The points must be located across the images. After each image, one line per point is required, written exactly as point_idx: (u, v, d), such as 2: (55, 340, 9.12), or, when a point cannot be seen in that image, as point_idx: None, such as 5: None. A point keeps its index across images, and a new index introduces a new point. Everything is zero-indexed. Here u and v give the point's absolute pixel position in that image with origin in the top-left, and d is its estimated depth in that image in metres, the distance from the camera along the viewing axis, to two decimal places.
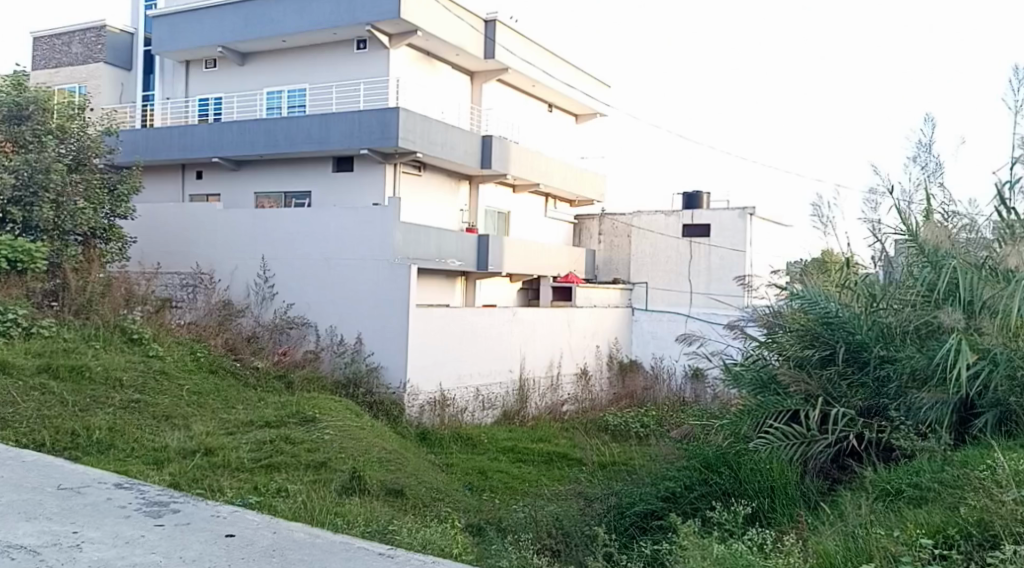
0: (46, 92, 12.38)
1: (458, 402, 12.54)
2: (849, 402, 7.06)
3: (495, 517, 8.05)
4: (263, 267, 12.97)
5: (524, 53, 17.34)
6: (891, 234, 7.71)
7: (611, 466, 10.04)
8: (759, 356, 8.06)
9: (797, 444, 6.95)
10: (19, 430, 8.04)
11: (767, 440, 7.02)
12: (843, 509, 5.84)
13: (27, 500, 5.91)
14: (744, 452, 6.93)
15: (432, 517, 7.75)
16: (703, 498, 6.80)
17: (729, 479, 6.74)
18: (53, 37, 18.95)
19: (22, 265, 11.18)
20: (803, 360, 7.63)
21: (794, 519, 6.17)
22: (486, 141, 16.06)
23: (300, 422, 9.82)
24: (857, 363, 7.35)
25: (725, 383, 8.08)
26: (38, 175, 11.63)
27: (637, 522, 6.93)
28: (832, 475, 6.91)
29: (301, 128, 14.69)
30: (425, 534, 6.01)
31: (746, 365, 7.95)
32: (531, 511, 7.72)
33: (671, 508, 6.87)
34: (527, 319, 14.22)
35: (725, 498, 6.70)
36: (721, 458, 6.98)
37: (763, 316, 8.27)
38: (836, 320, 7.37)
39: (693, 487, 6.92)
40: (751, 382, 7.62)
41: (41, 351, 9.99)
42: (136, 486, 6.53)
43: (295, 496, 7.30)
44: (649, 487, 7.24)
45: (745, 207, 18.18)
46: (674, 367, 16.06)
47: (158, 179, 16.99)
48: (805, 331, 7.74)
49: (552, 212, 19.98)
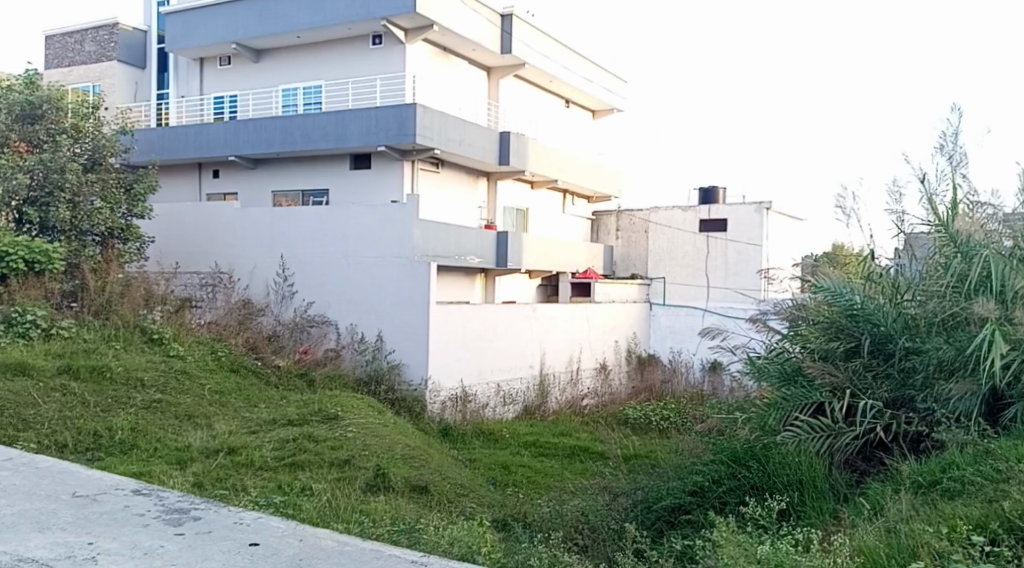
0: (59, 91, 12.37)
1: (479, 398, 12.57)
2: (875, 393, 7.00)
3: (521, 512, 8.05)
4: (282, 266, 12.98)
5: (540, 47, 17.30)
6: (917, 225, 7.73)
7: (633, 460, 10.12)
8: (783, 349, 8.00)
9: (825, 436, 6.85)
10: (42, 430, 8.07)
11: (794, 432, 6.90)
12: (877, 503, 5.86)
13: (41, 510, 5.55)
14: (773, 446, 6.83)
15: (458, 514, 7.74)
16: (732, 492, 6.72)
17: (758, 473, 6.67)
18: (66, 36, 18.95)
19: (40, 265, 11.13)
20: (829, 353, 7.46)
21: (825, 512, 6.21)
22: (504, 137, 16.01)
23: (323, 420, 9.84)
24: (882, 355, 7.33)
25: (747, 376, 8.07)
26: (53, 175, 11.68)
27: (664, 516, 6.91)
28: (856, 466, 6.91)
29: (318, 125, 14.68)
30: (453, 531, 5.97)
31: (769, 358, 7.92)
32: (555, 506, 7.71)
33: (698, 504, 6.80)
34: (546, 314, 14.23)
35: (755, 493, 6.62)
36: (749, 452, 6.87)
37: (787, 311, 8.19)
38: (863, 313, 7.33)
39: (721, 481, 6.81)
40: (777, 375, 7.61)
41: (60, 352, 10.01)
42: (155, 492, 6.10)
43: (320, 495, 7.31)
44: (676, 481, 7.14)
45: (761, 201, 18.12)
46: (692, 360, 16.07)
47: (174, 178, 17.02)
48: (829, 324, 7.60)
49: (570, 208, 19.97)
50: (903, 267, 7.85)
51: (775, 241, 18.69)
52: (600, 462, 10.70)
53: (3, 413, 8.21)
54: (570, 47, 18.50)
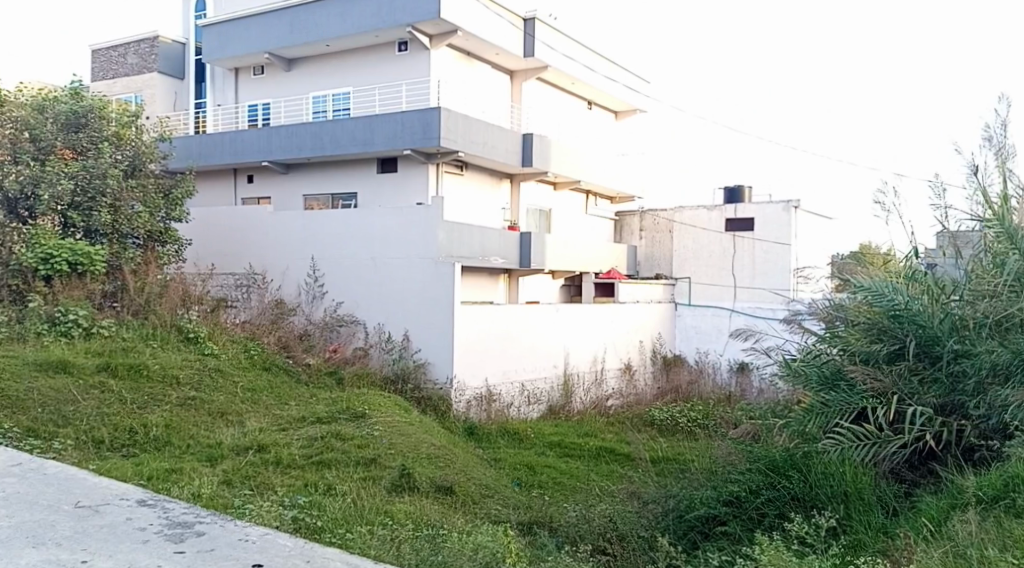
0: (102, 101, 12.88)
1: (504, 398, 12.72)
2: (922, 399, 6.52)
3: (547, 514, 7.71)
4: (312, 267, 13.35)
5: (563, 48, 17.42)
6: (965, 219, 7.57)
7: (665, 463, 9.62)
8: (821, 351, 7.44)
9: (871, 444, 6.41)
10: (80, 427, 8.44)
11: (836, 440, 6.47)
12: (932, 519, 5.48)
13: (40, 522, 5.48)
14: (813, 454, 6.45)
15: (481, 518, 7.50)
16: (771, 502, 6.28)
17: (798, 483, 6.25)
18: (110, 49, 19.66)
19: (83, 267, 11.50)
20: (871, 356, 7.00)
21: (876, 532, 5.66)
22: (528, 139, 16.18)
23: (351, 419, 10.01)
24: (929, 358, 6.83)
25: (782, 378, 7.56)
26: (95, 181, 12.11)
27: (698, 526, 6.52)
28: (904, 476, 6.40)
29: (347, 131, 15.01)
30: (478, 539, 5.90)
31: (805, 360, 7.39)
32: (585, 509, 7.22)
33: (735, 515, 6.38)
34: (570, 315, 14.33)
35: (797, 505, 6.20)
36: (788, 461, 6.45)
37: (824, 310, 7.84)
38: (909, 313, 6.78)
39: (759, 491, 6.37)
40: (817, 379, 7.03)
41: (100, 351, 10.39)
42: (161, 503, 5.97)
43: (343, 495, 7.30)
44: (711, 489, 6.74)
45: (789, 199, 17.92)
46: (719, 362, 16.12)
47: (211, 184, 17.55)
48: (871, 325, 7.15)
49: (594, 209, 20.07)
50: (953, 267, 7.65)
51: (803, 239, 18.51)
52: (626, 464, 10.46)
53: (43, 409, 8.58)
54: (595, 49, 18.62)
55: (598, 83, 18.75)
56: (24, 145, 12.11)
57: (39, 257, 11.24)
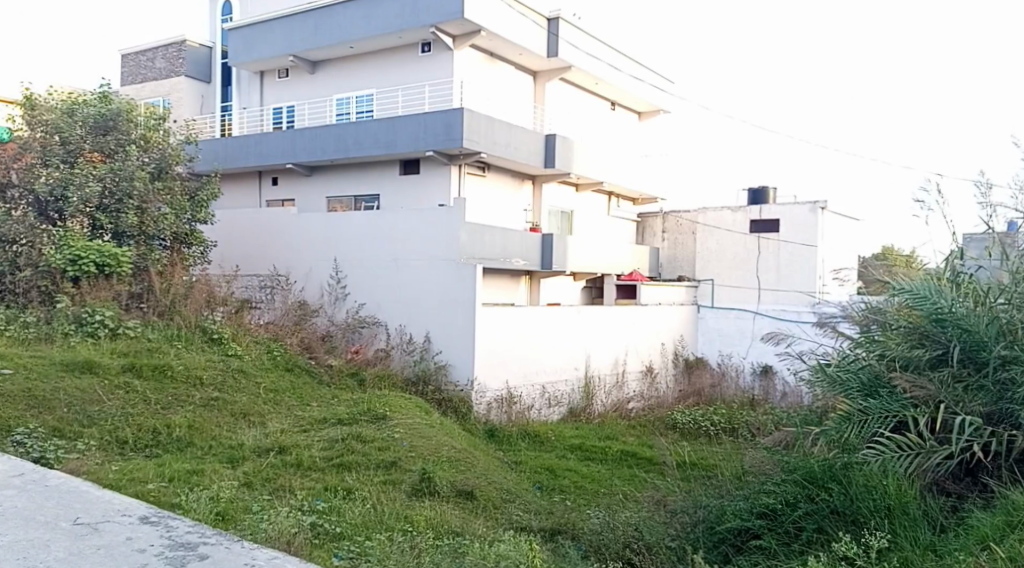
0: (130, 104, 13.01)
1: (525, 400, 12.68)
2: (969, 407, 5.96)
3: (569, 521, 7.44)
4: (335, 269, 13.39)
5: (587, 47, 17.33)
6: (1009, 214, 7.19)
7: (692, 468, 9.36)
8: (856, 355, 6.93)
9: (914, 455, 5.85)
10: (105, 427, 8.51)
11: (878, 450, 5.91)
12: (987, 538, 4.94)
13: (35, 541, 5.48)
14: (854, 465, 5.64)
15: (504, 525, 7.24)
16: (809, 516, 5.45)
17: (839, 496, 5.40)
18: (138, 53, 19.91)
19: (110, 268, 11.58)
20: (910, 362, 6.45)
21: (928, 552, 5.00)
22: (550, 140, 16.13)
23: (372, 420, 9.86)
24: (975, 365, 6.26)
25: (814, 383, 7.02)
26: (122, 183, 12.22)
27: (729, 539, 5.68)
28: (949, 490, 5.84)
29: (370, 132, 15.07)
30: (499, 550, 5.76)
31: (839, 365, 6.87)
32: (606, 517, 6.95)
33: (770, 529, 5.52)
34: (591, 317, 14.25)
35: (839, 521, 5.36)
36: (828, 472, 5.60)
37: (859, 314, 7.37)
38: (953, 318, 6.25)
39: (796, 504, 5.53)
40: (858, 386, 6.51)
41: (125, 351, 10.47)
42: (164, 520, 5.95)
43: (363, 500, 7.14)
44: (743, 496, 5.88)
45: (816, 200, 17.66)
46: (742, 366, 16.08)
47: (236, 186, 17.71)
48: (912, 329, 6.61)
49: (616, 210, 19.97)
50: (993, 269, 7.17)
51: (830, 241, 18.26)
52: (649, 468, 10.19)
53: (69, 410, 8.66)
54: (619, 48, 18.52)
55: (622, 83, 18.65)
56: (53, 148, 12.22)
57: (67, 258, 11.34)
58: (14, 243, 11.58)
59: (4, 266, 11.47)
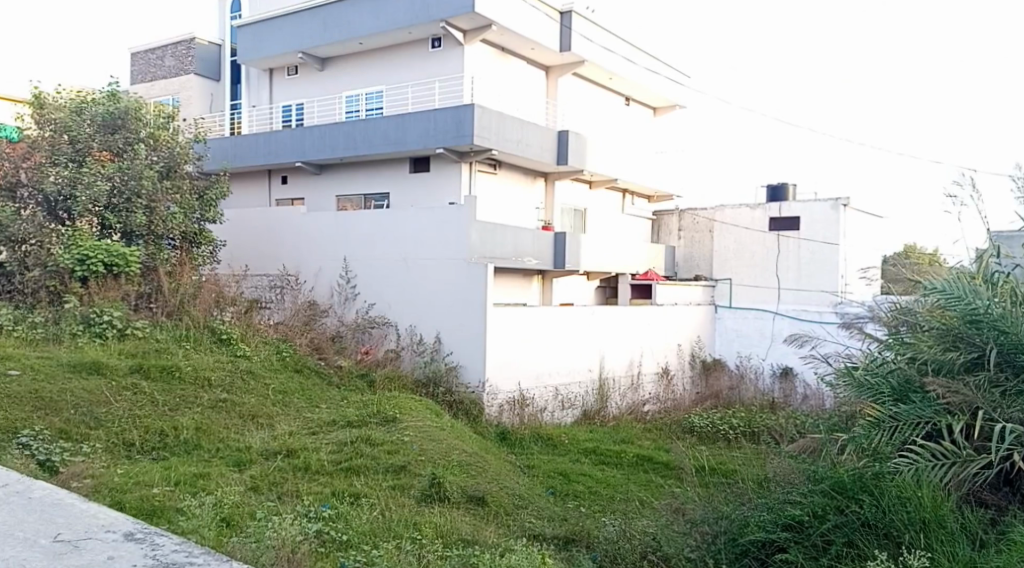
0: (137, 102, 12.82)
1: (537, 402, 12.44)
2: (1007, 413, 5.69)
3: (583, 528, 7.21)
4: (345, 268, 13.21)
5: (601, 41, 17.06)
6: None
7: (713, 474, 9.08)
8: (884, 358, 6.71)
9: (949, 464, 5.64)
10: (111, 429, 8.32)
11: (910, 459, 5.69)
12: None
13: (11, 562, 4.98)
14: (885, 475, 5.45)
15: (516, 533, 7.01)
16: (838, 529, 5.18)
17: (870, 508, 5.17)
18: (148, 52, 19.82)
19: (118, 268, 11.39)
20: (943, 365, 6.20)
21: None
22: (563, 136, 15.90)
23: (382, 422, 9.64)
24: (1013, 368, 5.98)
25: (840, 386, 6.83)
26: (131, 182, 12.00)
27: (753, 552, 5.42)
28: (987, 501, 5.58)
29: (380, 130, 14.88)
30: (512, 561, 5.53)
31: (866, 368, 6.65)
32: (623, 525, 6.72)
33: (797, 542, 5.26)
34: (606, 317, 14.00)
35: (870, 535, 5.12)
36: (857, 483, 5.37)
37: (889, 315, 7.14)
38: (989, 318, 5.99)
39: (825, 517, 5.27)
40: (889, 391, 6.28)
41: (133, 352, 10.28)
42: (150, 537, 5.34)
43: (371, 506, 6.91)
44: (767, 506, 5.62)
45: (838, 197, 17.31)
46: (761, 368, 15.80)
47: (246, 185, 17.58)
48: (945, 331, 6.34)
49: (630, 208, 19.71)
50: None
51: (852, 239, 17.92)
52: (666, 473, 9.92)
53: (76, 411, 8.45)
54: (635, 42, 18.25)
55: (637, 78, 18.39)
56: (62, 147, 12.07)
57: (76, 258, 11.15)
58: (23, 242, 11.45)
59: (14, 265, 11.41)
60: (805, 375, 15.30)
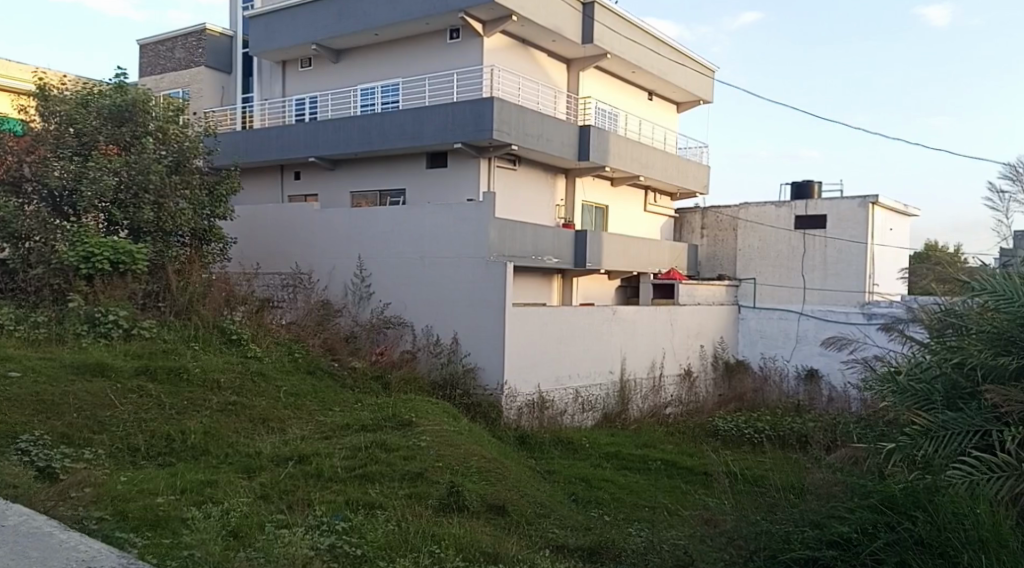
0: (146, 95, 12.54)
1: (557, 405, 12.10)
2: None
3: (609, 539, 6.85)
4: (359, 267, 12.90)
5: (623, 32, 16.64)
6: None
7: (745, 481, 8.69)
8: (924, 359, 6.46)
9: (1005, 477, 5.28)
10: (116, 434, 8.03)
11: (964, 471, 5.36)
12: None
13: None
14: (939, 489, 5.06)
15: (539, 544, 6.67)
16: (890, 548, 4.80)
17: (925, 526, 4.77)
18: (158, 44, 19.59)
19: (124, 266, 11.10)
20: (994, 371, 5.77)
21: None
22: (585, 132, 15.54)
23: (396, 426, 9.30)
24: None
25: (880, 392, 6.57)
26: (138, 176, 11.70)
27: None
28: None
29: (395, 124, 14.58)
30: None
31: (911, 372, 6.40)
32: (652, 536, 6.41)
33: (844, 561, 4.89)
34: (627, 318, 13.66)
35: (924, 554, 4.71)
36: (910, 498, 4.99)
37: (933, 317, 6.73)
38: None
39: (876, 534, 4.90)
40: (941, 398, 6.00)
41: (139, 352, 9.98)
42: None
43: (386, 518, 6.55)
44: (810, 522, 5.25)
45: (867, 195, 16.90)
46: (785, 369, 15.50)
47: (259, 181, 17.34)
48: (998, 333, 5.91)
49: (652, 205, 19.36)
50: None
51: (880, 238, 17.51)
52: (693, 479, 9.52)
53: (79, 415, 8.15)
54: (657, 34, 17.85)
55: (658, 70, 17.99)
56: (67, 141, 11.81)
57: (81, 256, 10.87)
58: (27, 239, 11.26)
59: (18, 263, 11.19)
60: (832, 377, 14.97)
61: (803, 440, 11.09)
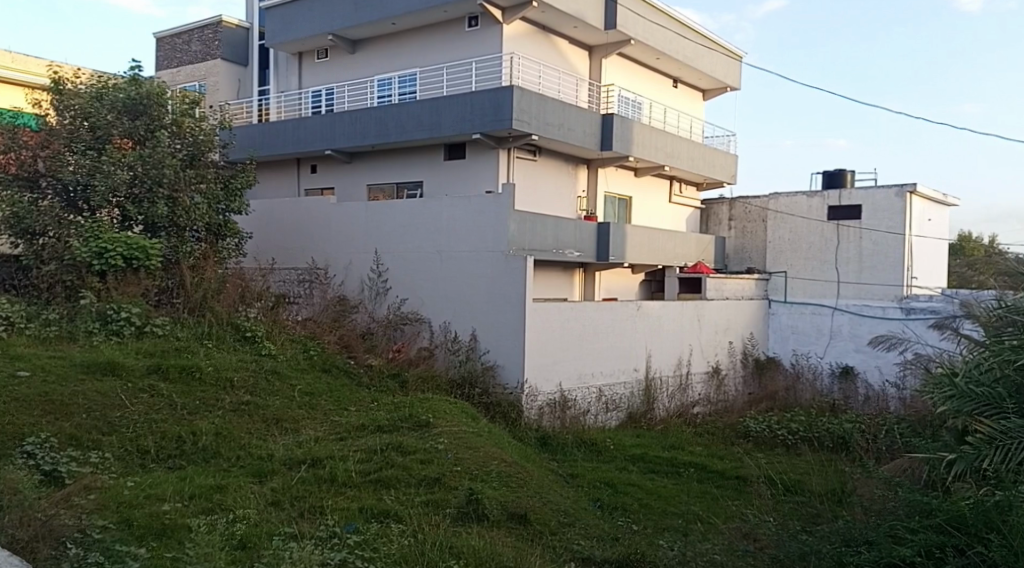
0: (160, 87, 12.25)
1: (580, 404, 11.72)
2: None
3: (639, 550, 6.50)
4: (375, 262, 12.57)
5: (648, 17, 16.18)
6: None
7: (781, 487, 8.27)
8: (982, 359, 6.07)
9: None
10: (126, 435, 7.74)
11: None
12: None
13: None
14: (1013, 507, 4.65)
15: (563, 557, 6.29)
16: None
17: (1000, 550, 4.34)
18: (174, 36, 19.37)
19: (138, 262, 10.83)
20: None
21: None
22: (608, 121, 15.12)
23: (414, 428, 8.95)
24: None
25: (939, 399, 6.20)
26: (152, 170, 11.40)
27: None
28: None
29: (412, 115, 14.22)
30: None
31: (967, 373, 6.01)
32: (684, 548, 6.05)
33: None
34: (653, 313, 13.24)
35: None
36: (982, 518, 4.61)
37: (991, 315, 6.28)
38: None
39: (945, 560, 4.50)
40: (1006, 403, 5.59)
41: (152, 351, 9.71)
42: None
43: (403, 529, 6.21)
44: (865, 541, 4.85)
45: (903, 184, 16.39)
46: (819, 367, 15.03)
47: (275, 174, 17.07)
48: None
49: (677, 196, 18.89)
50: None
51: (917, 230, 16.96)
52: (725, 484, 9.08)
53: (89, 416, 7.88)
54: (683, 19, 17.34)
55: (684, 57, 17.51)
56: (82, 134, 11.57)
57: (94, 251, 10.63)
58: (41, 235, 11.04)
59: (31, 258, 10.97)
60: (868, 375, 14.51)
61: (840, 442, 10.64)
